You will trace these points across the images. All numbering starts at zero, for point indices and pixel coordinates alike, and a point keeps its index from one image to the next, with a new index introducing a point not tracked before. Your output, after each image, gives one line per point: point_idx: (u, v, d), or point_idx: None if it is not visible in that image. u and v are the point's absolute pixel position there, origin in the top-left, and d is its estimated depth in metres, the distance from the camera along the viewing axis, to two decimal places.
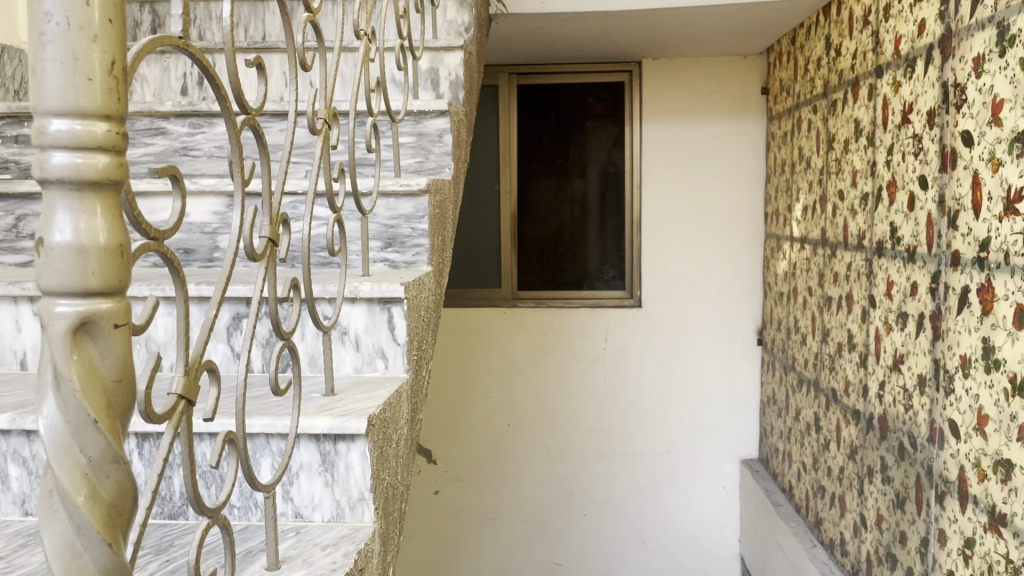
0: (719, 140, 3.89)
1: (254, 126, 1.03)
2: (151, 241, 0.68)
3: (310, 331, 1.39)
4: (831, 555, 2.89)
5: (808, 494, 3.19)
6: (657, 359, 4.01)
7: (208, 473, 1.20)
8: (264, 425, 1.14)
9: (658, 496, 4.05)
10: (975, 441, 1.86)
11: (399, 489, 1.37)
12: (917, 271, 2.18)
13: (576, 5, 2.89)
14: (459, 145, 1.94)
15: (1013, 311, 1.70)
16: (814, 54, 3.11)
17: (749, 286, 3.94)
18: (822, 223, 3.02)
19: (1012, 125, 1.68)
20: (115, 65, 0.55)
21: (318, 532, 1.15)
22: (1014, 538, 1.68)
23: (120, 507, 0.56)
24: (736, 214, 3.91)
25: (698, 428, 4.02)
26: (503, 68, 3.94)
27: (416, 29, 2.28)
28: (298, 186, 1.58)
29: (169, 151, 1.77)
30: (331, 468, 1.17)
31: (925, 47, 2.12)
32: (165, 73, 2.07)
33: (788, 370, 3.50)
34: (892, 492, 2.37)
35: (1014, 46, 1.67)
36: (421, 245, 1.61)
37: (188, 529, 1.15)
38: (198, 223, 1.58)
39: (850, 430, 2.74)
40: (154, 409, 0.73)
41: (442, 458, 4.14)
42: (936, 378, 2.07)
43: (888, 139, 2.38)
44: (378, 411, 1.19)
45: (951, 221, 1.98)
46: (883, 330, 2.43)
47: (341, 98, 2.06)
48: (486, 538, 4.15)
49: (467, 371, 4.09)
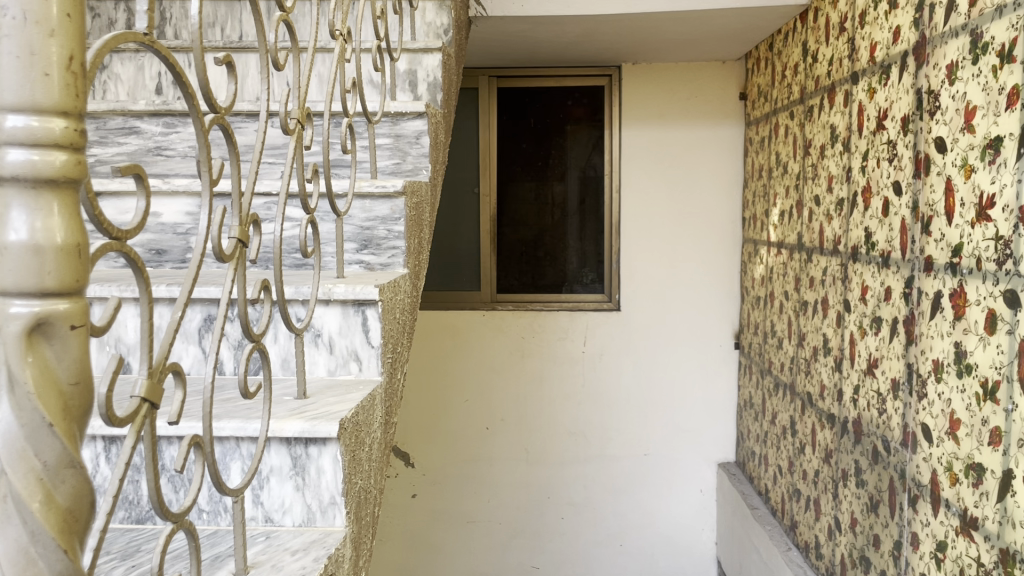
0: (697, 144, 3.90)
1: (224, 125, 1.00)
2: (113, 242, 0.66)
3: (283, 334, 1.37)
4: (806, 558, 2.91)
5: (783, 497, 3.20)
6: (635, 363, 4.01)
7: (175, 476, 1.18)
8: (233, 429, 1.12)
9: (636, 499, 4.05)
10: (947, 445, 1.87)
11: (372, 493, 1.35)
12: (890, 277, 2.19)
13: (556, 8, 2.88)
14: (437, 148, 1.93)
15: (984, 316, 1.71)
16: (791, 61, 3.12)
17: (727, 290, 3.95)
18: (799, 227, 3.03)
19: (984, 131, 1.69)
20: (73, 60, 0.54)
21: (287, 537, 1.13)
22: (985, 542, 1.69)
23: (76, 513, 0.54)
24: (714, 218, 3.93)
25: (675, 431, 4.02)
26: (483, 72, 3.93)
27: (393, 30, 2.26)
28: (271, 187, 1.56)
29: (142, 150, 1.74)
30: (302, 472, 1.15)
31: (899, 54, 2.14)
32: (139, 72, 2.04)
33: (764, 374, 3.52)
34: (866, 496, 2.38)
35: (987, 54, 1.68)
36: (397, 247, 1.60)
37: (155, 534, 1.12)
38: (170, 223, 1.55)
39: (825, 434, 2.75)
40: (115, 413, 0.70)
41: (420, 462, 4.11)
42: (909, 383, 2.08)
43: (863, 145, 2.40)
44: (351, 415, 1.17)
45: (924, 226, 1.99)
46: (858, 334, 2.44)
47: (316, 98, 2.04)
48: (463, 542, 4.13)
49: (446, 374, 4.07)
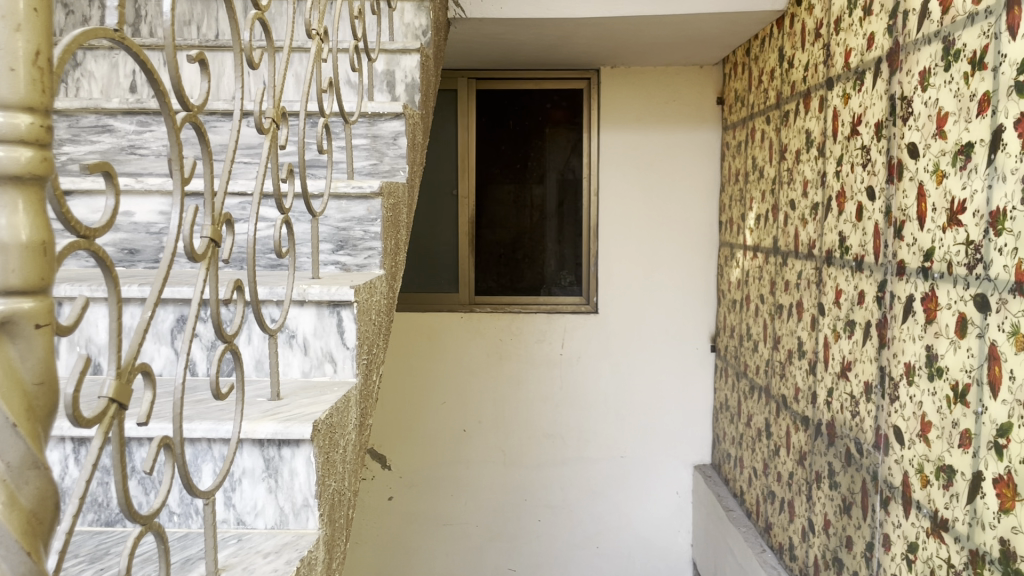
0: (675, 148, 3.92)
1: (196, 124, 0.99)
2: (81, 239, 0.65)
3: (256, 335, 1.36)
4: (781, 560, 2.92)
5: (758, 499, 3.23)
6: (612, 365, 4.02)
7: (146, 478, 1.17)
8: (205, 430, 1.10)
9: (613, 502, 4.06)
10: (918, 447, 1.89)
11: (346, 495, 1.34)
12: (864, 280, 2.21)
13: (535, 11, 2.88)
14: (414, 149, 1.92)
15: (955, 320, 1.72)
16: (768, 66, 3.15)
17: (704, 293, 3.98)
18: (775, 231, 3.05)
19: (956, 137, 1.71)
20: (39, 56, 0.53)
21: (260, 540, 1.12)
22: (955, 544, 1.71)
23: (40, 515, 0.53)
24: (691, 222, 3.95)
25: (652, 434, 4.04)
26: (462, 73, 3.93)
27: (372, 30, 2.25)
28: (246, 186, 1.55)
29: (116, 149, 1.72)
30: (275, 474, 1.14)
31: (873, 60, 2.16)
32: (113, 69, 2.01)
33: (740, 376, 3.54)
34: (839, 498, 2.40)
35: (959, 61, 1.70)
36: (373, 248, 1.59)
37: (124, 536, 1.11)
38: (143, 223, 1.54)
39: (799, 436, 2.77)
40: (83, 414, 0.69)
41: (396, 464, 4.09)
42: (882, 386, 2.10)
43: (837, 150, 2.42)
44: (324, 417, 1.16)
45: (897, 231, 2.01)
46: (832, 337, 2.46)
47: (292, 98, 2.03)
48: (439, 545, 4.11)
49: (422, 375, 4.06)
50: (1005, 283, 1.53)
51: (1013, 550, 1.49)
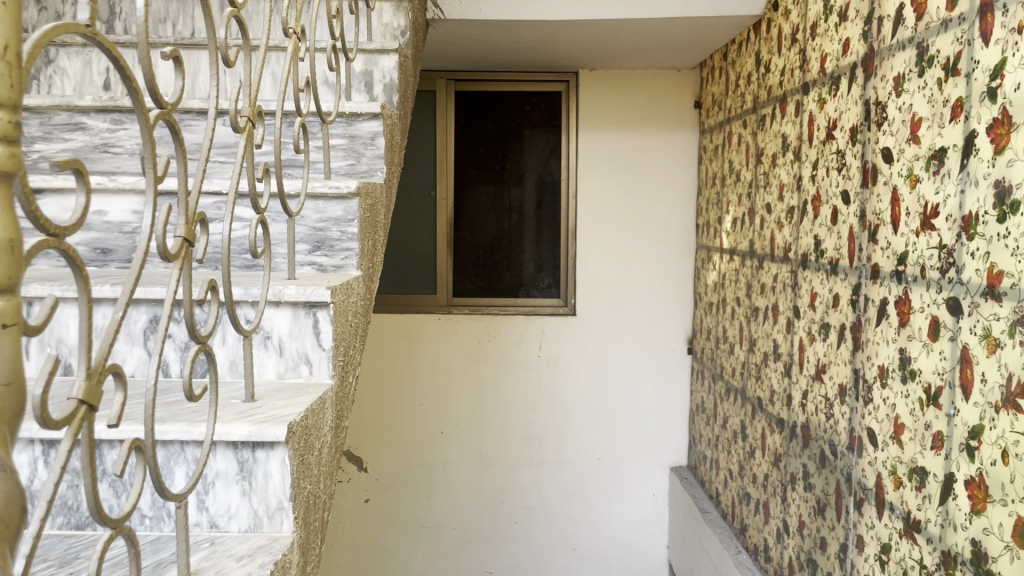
0: (652, 151, 3.94)
1: (170, 123, 0.97)
2: (51, 238, 0.64)
3: (231, 336, 1.35)
4: (756, 561, 2.94)
5: (733, 501, 3.24)
6: (589, 367, 4.02)
7: (116, 480, 1.15)
8: (178, 433, 1.09)
9: (590, 503, 4.06)
10: (891, 449, 1.91)
11: (321, 498, 1.33)
12: (838, 283, 2.23)
13: (514, 14, 2.88)
14: (392, 149, 1.91)
15: (928, 323, 1.74)
16: (744, 70, 3.17)
17: (681, 295, 3.99)
18: (751, 235, 3.08)
19: (929, 143, 1.73)
20: (8, 50, 0.52)
21: (233, 543, 1.11)
22: (927, 545, 1.72)
23: (7, 519, 0.52)
24: (668, 225, 3.97)
25: (629, 436, 4.04)
26: (440, 75, 3.92)
27: (350, 30, 2.24)
28: (221, 186, 1.53)
29: (88, 147, 1.69)
30: (248, 477, 1.13)
31: (848, 65, 2.18)
32: (86, 67, 1.99)
33: (716, 379, 3.56)
34: (814, 499, 2.42)
35: (933, 67, 1.72)
36: (350, 249, 1.57)
37: (94, 540, 1.09)
38: (116, 222, 1.51)
39: (774, 438, 2.78)
40: (51, 416, 0.67)
41: (373, 466, 4.07)
42: (856, 388, 2.12)
43: (813, 154, 2.44)
44: (299, 419, 1.15)
45: (871, 235, 2.03)
46: (807, 340, 2.48)
47: (269, 97, 2.01)
48: (416, 547, 4.10)
49: (399, 377, 4.04)
50: (976, 286, 1.55)
51: (985, 550, 1.51)
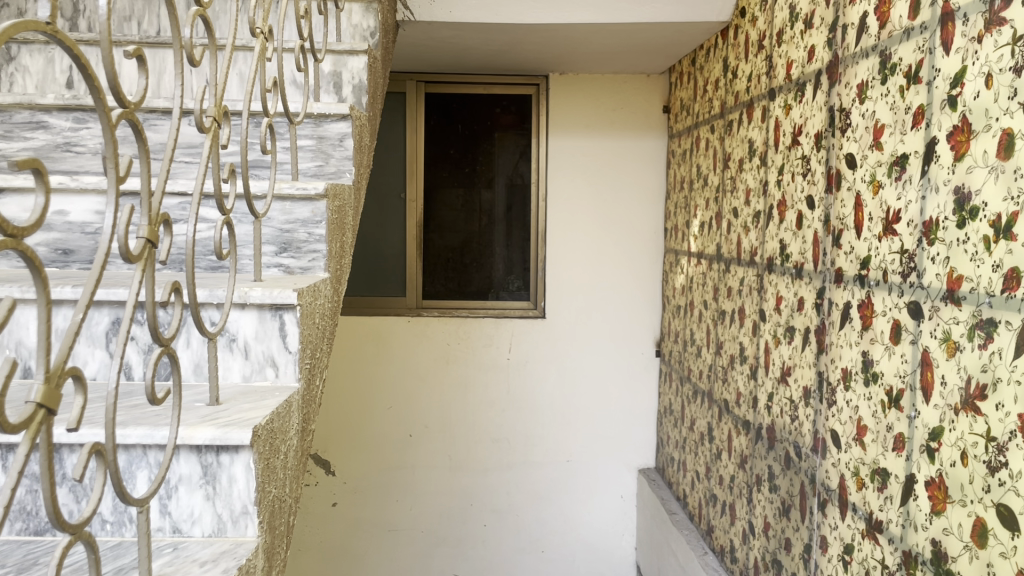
0: (622, 155, 3.96)
1: (133, 122, 0.95)
2: (8, 238, 0.62)
3: (195, 338, 1.33)
4: (722, 562, 2.96)
5: (700, 502, 3.27)
6: (558, 369, 4.03)
7: (77, 485, 1.13)
8: (140, 437, 1.07)
9: (558, 505, 4.07)
10: (854, 450, 1.93)
11: (286, 502, 1.32)
12: (803, 287, 2.26)
13: (485, 16, 2.88)
14: (361, 152, 1.91)
15: (890, 326, 1.77)
16: (712, 76, 3.20)
17: (649, 297, 4.02)
18: (718, 239, 3.11)
19: (891, 149, 1.76)
20: None
21: (197, 548, 1.09)
22: (889, 545, 1.75)
23: None
24: (637, 228, 3.99)
25: (598, 438, 4.06)
26: (410, 77, 3.91)
27: (318, 30, 2.23)
28: (187, 187, 1.51)
29: (50, 146, 1.66)
30: (212, 481, 1.11)
31: (813, 72, 2.21)
32: (49, 65, 1.96)
33: (683, 381, 3.59)
34: (779, 500, 2.44)
35: (895, 74, 1.75)
36: (318, 250, 1.56)
37: (53, 545, 1.07)
38: (78, 222, 1.49)
39: (740, 440, 2.81)
40: (7, 419, 0.66)
41: (340, 470, 4.04)
42: (820, 391, 2.14)
43: (779, 160, 2.47)
44: (264, 423, 1.13)
45: (835, 240, 2.06)
46: (772, 343, 2.50)
47: (236, 97, 2.00)
48: (383, 551, 4.07)
49: (368, 380, 4.01)
50: (937, 290, 1.58)
51: (945, 550, 1.54)
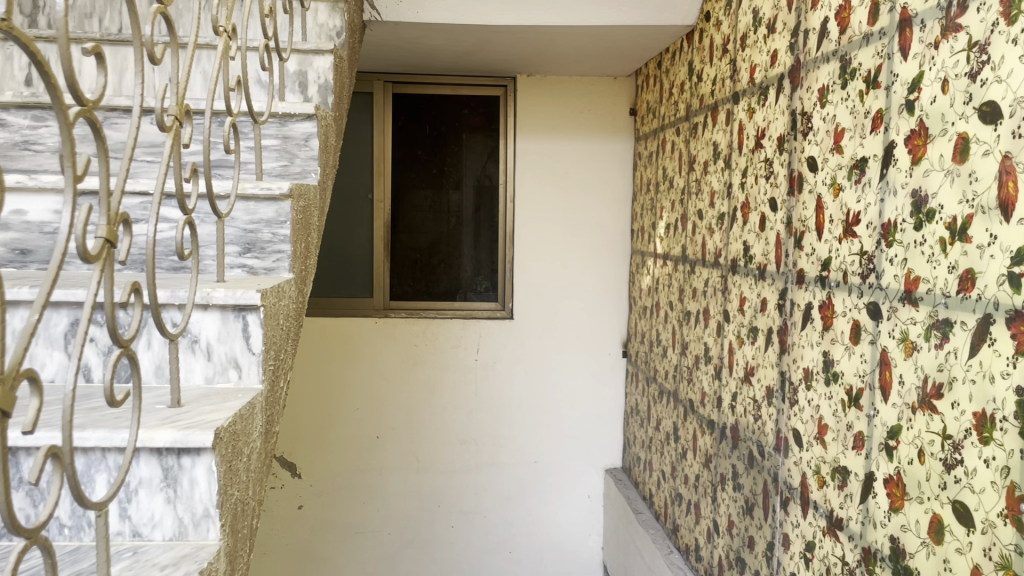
0: (589, 157, 3.98)
1: (91, 120, 0.94)
2: None
3: (156, 340, 1.31)
4: (687, 560, 2.99)
5: (666, 502, 3.30)
6: (526, 370, 4.04)
7: (33, 489, 1.11)
8: (98, 439, 1.06)
9: (525, 506, 4.08)
10: (815, 449, 1.96)
11: (249, 504, 1.31)
12: (766, 288, 2.29)
13: (452, 16, 2.88)
14: (327, 151, 1.89)
15: (850, 327, 1.80)
16: (678, 79, 3.23)
17: (615, 298, 4.05)
18: (683, 240, 3.13)
19: (852, 152, 1.79)
20: None
21: (157, 552, 1.08)
22: (849, 542, 1.78)
23: None
24: (603, 229, 4.02)
25: (565, 438, 4.08)
26: (377, 77, 3.90)
27: (283, 29, 2.21)
28: (149, 186, 1.49)
29: (8, 144, 1.64)
30: (173, 484, 1.10)
31: (776, 76, 2.23)
32: (7, 61, 1.92)
33: (650, 381, 3.61)
34: (742, 499, 2.47)
35: (855, 79, 1.78)
36: (282, 251, 1.55)
37: (7, 551, 1.05)
38: (36, 222, 1.47)
39: (705, 440, 2.84)
40: None
41: (307, 472, 4.01)
42: (782, 390, 2.17)
43: (742, 162, 2.50)
44: (226, 425, 1.12)
45: (797, 241, 2.09)
46: (736, 343, 2.54)
47: (200, 96, 1.98)
48: (350, 554, 4.05)
49: (334, 381, 3.98)
50: (895, 291, 1.61)
51: (903, 547, 1.57)
